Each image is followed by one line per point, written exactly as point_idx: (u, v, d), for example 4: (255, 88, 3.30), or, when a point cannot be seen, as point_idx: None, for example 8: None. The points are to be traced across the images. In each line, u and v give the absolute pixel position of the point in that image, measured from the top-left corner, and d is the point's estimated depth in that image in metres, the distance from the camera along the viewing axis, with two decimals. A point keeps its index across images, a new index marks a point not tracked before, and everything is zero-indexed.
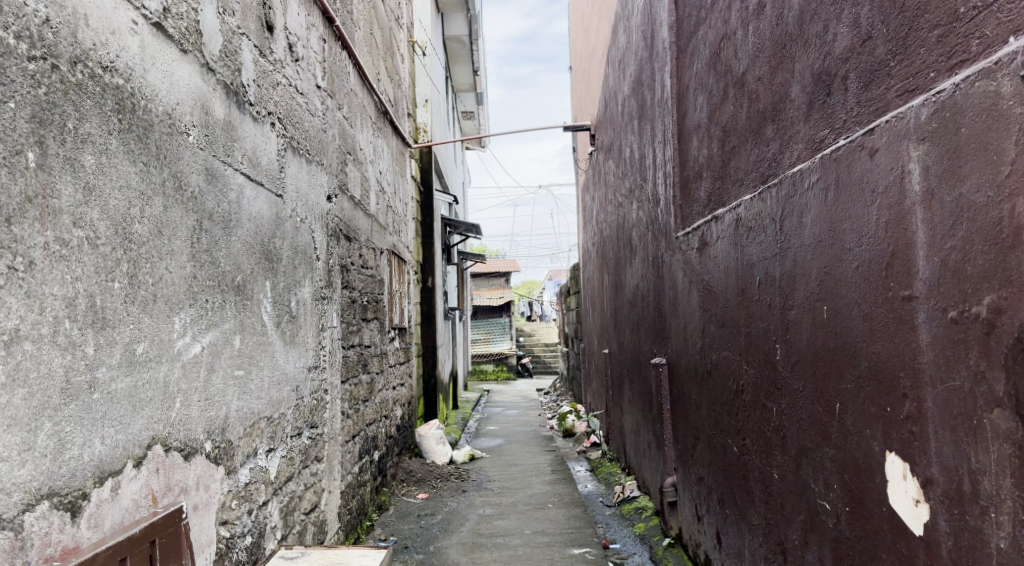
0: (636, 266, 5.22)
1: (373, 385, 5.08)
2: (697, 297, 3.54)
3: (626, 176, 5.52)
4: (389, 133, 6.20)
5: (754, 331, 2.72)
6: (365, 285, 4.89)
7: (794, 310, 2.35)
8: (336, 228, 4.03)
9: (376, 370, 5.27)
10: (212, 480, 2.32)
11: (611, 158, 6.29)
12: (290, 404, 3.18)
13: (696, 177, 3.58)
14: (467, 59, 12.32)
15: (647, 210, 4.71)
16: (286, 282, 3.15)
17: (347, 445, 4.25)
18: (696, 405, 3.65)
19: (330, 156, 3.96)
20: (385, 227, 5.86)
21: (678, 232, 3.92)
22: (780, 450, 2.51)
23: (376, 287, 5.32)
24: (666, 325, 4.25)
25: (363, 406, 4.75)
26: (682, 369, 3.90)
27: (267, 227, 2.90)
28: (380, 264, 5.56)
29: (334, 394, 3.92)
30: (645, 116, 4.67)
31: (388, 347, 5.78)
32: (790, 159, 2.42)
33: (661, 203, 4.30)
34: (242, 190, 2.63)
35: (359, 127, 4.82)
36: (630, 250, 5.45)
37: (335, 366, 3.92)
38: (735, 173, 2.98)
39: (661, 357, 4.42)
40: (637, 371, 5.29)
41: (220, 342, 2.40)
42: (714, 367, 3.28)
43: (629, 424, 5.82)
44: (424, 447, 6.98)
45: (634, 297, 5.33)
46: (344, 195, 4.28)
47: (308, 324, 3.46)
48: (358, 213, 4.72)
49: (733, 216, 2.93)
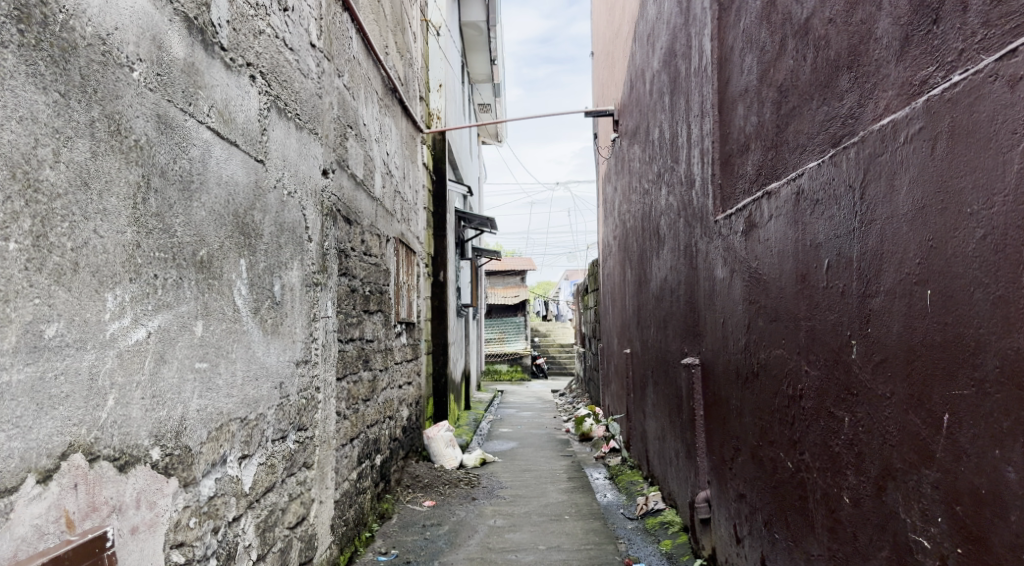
0: (664, 256, 4.77)
1: (374, 383, 4.66)
2: (740, 287, 3.09)
3: (653, 160, 5.07)
4: (398, 114, 5.79)
5: (820, 325, 2.27)
6: (368, 274, 4.48)
7: (879, 296, 1.90)
8: (333, 207, 3.62)
9: (380, 367, 4.85)
10: (160, 494, 1.90)
11: (636, 142, 5.83)
12: (272, 403, 2.76)
13: (742, 150, 3.12)
14: (484, 48, 11.91)
15: (679, 195, 4.26)
16: (268, 262, 2.73)
17: (343, 450, 3.82)
18: (737, 412, 3.20)
19: (327, 126, 3.55)
20: (392, 213, 5.44)
21: (717, 215, 3.47)
22: (854, 469, 2.07)
23: (381, 277, 4.90)
24: (701, 321, 3.80)
25: (364, 406, 4.34)
26: (720, 371, 3.45)
27: (243, 196, 2.49)
28: (386, 252, 5.15)
29: (327, 392, 3.50)
30: (678, 90, 4.22)
31: (394, 342, 5.36)
32: (874, 111, 1.97)
33: (696, 185, 3.85)
34: (209, 148, 2.22)
35: (363, 100, 4.41)
36: (656, 240, 5.00)
37: (330, 361, 3.51)
38: (795, 139, 2.53)
39: (693, 357, 3.97)
40: (663, 372, 4.84)
41: (175, 326, 1.98)
42: (762, 368, 2.83)
43: (653, 430, 5.37)
44: (432, 450, 6.55)
45: (662, 292, 4.88)
46: (343, 172, 3.86)
47: (296, 312, 3.04)
48: (361, 194, 4.31)
49: (793, 188, 2.49)
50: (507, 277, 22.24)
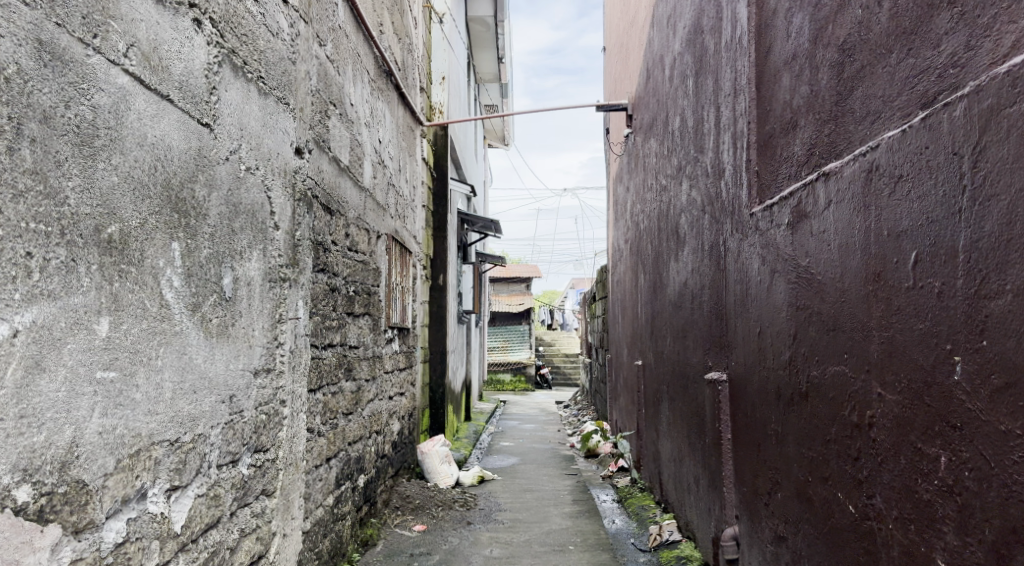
0: (684, 258, 4.27)
1: (359, 395, 4.18)
2: (783, 291, 2.60)
3: (673, 153, 4.58)
4: (395, 101, 5.33)
5: (901, 336, 1.78)
6: (353, 273, 4.01)
7: (1001, 299, 1.41)
8: (308, 192, 3.15)
9: (366, 377, 4.38)
10: (27, 551, 1.42)
11: (653, 136, 5.35)
12: (216, 421, 2.29)
13: (788, 127, 2.64)
14: (491, 45, 11.43)
15: (704, 187, 3.77)
16: (216, 250, 2.26)
17: (317, 472, 3.34)
18: (776, 438, 2.71)
19: (303, 98, 3.08)
20: (385, 208, 4.97)
21: (753, 207, 2.98)
22: (953, 526, 1.58)
23: (370, 277, 4.43)
24: (730, 330, 3.31)
25: (345, 421, 3.86)
26: (754, 389, 2.96)
27: (179, 165, 2.02)
28: (376, 250, 4.68)
29: (297, 407, 3.02)
30: (705, 70, 3.73)
31: (384, 349, 4.89)
32: (992, 51, 1.48)
33: (726, 174, 3.36)
34: (127, 97, 1.75)
35: (351, 78, 3.94)
36: (675, 240, 4.50)
37: (301, 370, 3.04)
38: (864, 106, 2.04)
39: (720, 372, 3.47)
40: (682, 388, 4.34)
41: (60, 322, 1.52)
42: (812, 387, 2.35)
43: (669, 452, 4.88)
44: (426, 467, 6.07)
45: (680, 299, 4.38)
46: (323, 154, 3.40)
47: (255, 310, 2.57)
48: (347, 183, 3.84)
49: (861, 166, 2.00)
50: (512, 284, 21.78)
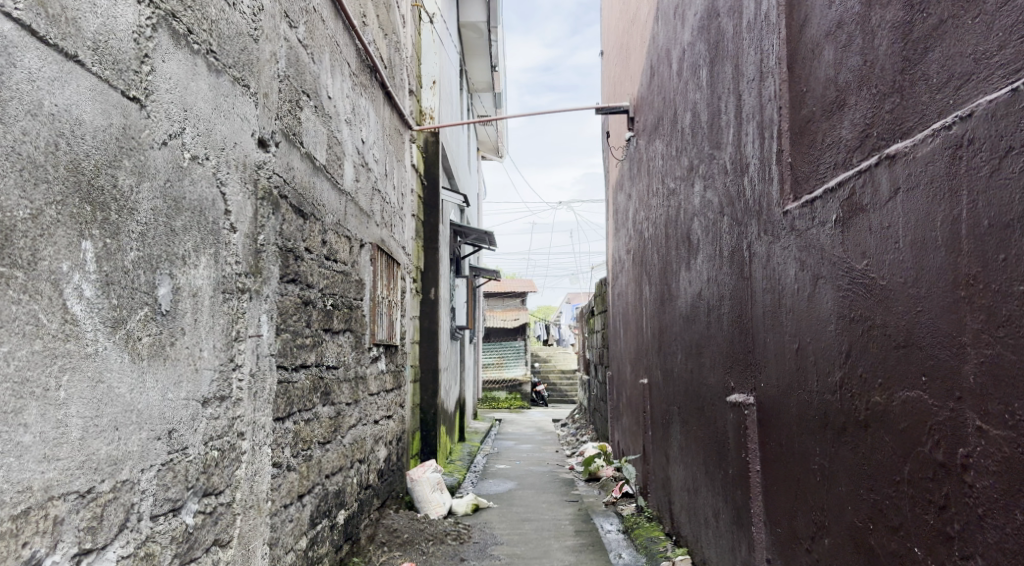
0: (697, 267, 3.88)
1: (339, 420, 3.76)
2: (831, 300, 2.21)
3: (683, 152, 4.20)
4: (382, 101, 4.94)
5: (1012, 355, 1.39)
6: (332, 285, 3.61)
7: None
8: (275, 191, 2.75)
9: (348, 400, 3.96)
10: None
11: (658, 138, 4.97)
12: (149, 463, 1.87)
13: (833, 108, 2.25)
14: (485, 52, 11.09)
15: (722, 187, 3.38)
16: (149, 254, 1.86)
17: (286, 512, 2.92)
18: (823, 473, 2.31)
19: (268, 83, 2.69)
20: (370, 214, 4.57)
21: (787, 204, 2.60)
22: None
23: (352, 290, 4.02)
24: (758, 346, 2.91)
25: (321, 451, 3.43)
26: (793, 414, 2.56)
27: (95, 144, 1.61)
28: (359, 260, 4.27)
29: (260, 439, 2.61)
30: (722, 56, 3.35)
31: (368, 369, 4.47)
32: None
33: (751, 170, 2.97)
34: (11, 51, 1.35)
35: (329, 68, 3.55)
36: (686, 247, 4.11)
37: (265, 397, 2.62)
38: (945, 69, 1.65)
39: (746, 393, 3.08)
40: (697, 410, 3.93)
41: None
42: (874, 416, 1.95)
43: (680, 480, 4.46)
44: (416, 496, 5.63)
45: (694, 312, 3.98)
46: (295, 150, 3.00)
47: (203, 326, 2.16)
48: (324, 184, 3.44)
49: (945, 143, 1.61)
50: (507, 299, 21.39)
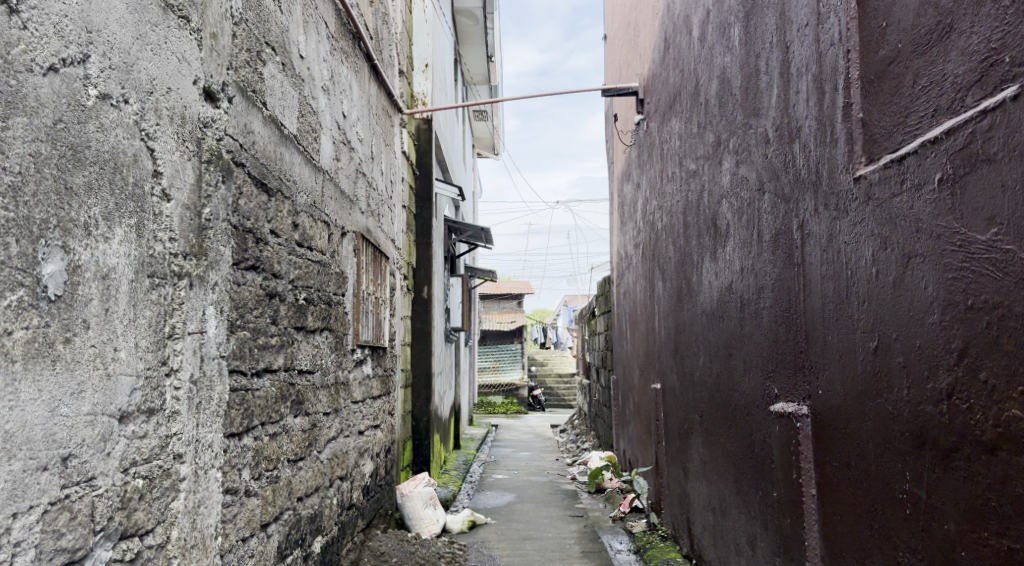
0: (727, 256, 3.39)
1: (315, 433, 3.25)
2: (934, 285, 1.72)
3: (707, 127, 3.71)
4: (368, 76, 4.44)
5: None
6: (306, 277, 3.10)
7: None
8: (228, 155, 2.24)
9: (327, 410, 3.46)
10: None
11: (674, 117, 4.48)
12: (27, 503, 1.36)
13: (930, 39, 1.76)
14: (481, 42, 10.61)
15: (764, 159, 2.89)
16: (25, 217, 1.35)
17: (243, 549, 2.40)
18: (917, 506, 1.82)
19: (217, 21, 2.19)
20: (354, 200, 4.07)
21: (860, 171, 2.11)
22: None
23: (332, 284, 3.52)
24: (815, 345, 2.43)
25: (291, 470, 2.92)
26: (868, 428, 2.07)
27: None
28: (341, 250, 3.76)
29: (207, 460, 2.09)
30: (762, 6, 2.86)
31: (352, 374, 3.96)
32: None
33: (805, 134, 2.48)
34: None
35: (302, 23, 3.05)
36: (713, 234, 3.62)
37: (213, 408, 2.11)
38: None
39: (797, 403, 2.59)
40: (727, 421, 3.44)
41: None
42: (1007, 435, 1.47)
43: (704, 499, 3.96)
44: (406, 512, 5.12)
45: (722, 308, 3.50)
46: (257, 111, 2.50)
47: (117, 318, 1.65)
48: (295, 158, 2.94)
49: None
50: (503, 301, 20.90)
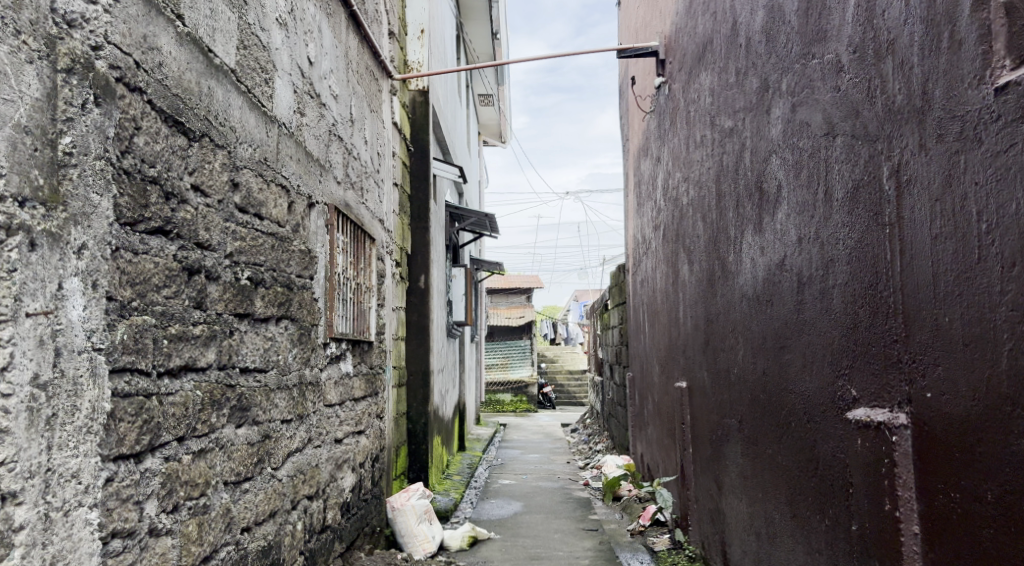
0: (778, 224, 2.75)
1: (269, 446, 2.63)
2: None
3: (750, 70, 3.06)
4: (345, 25, 3.81)
5: None
6: (252, 252, 2.48)
7: None
8: (111, 71, 1.63)
9: (288, 417, 2.83)
10: None
11: (704, 70, 3.83)
12: None
13: None
14: (484, 17, 9.97)
15: (835, 94, 2.24)
16: None
17: None
18: None
19: None
20: (327, 167, 3.44)
21: (1004, 78, 1.46)
22: None
23: (293, 264, 2.90)
24: (920, 332, 1.79)
25: (231, 495, 2.31)
26: (1022, 450, 1.43)
27: None
28: (309, 224, 3.14)
29: (72, 497, 1.47)
30: None
31: (325, 373, 3.34)
32: None
33: (903, 45, 1.83)
34: None
35: None
36: (757, 200, 2.98)
37: (80, 423, 1.49)
38: None
39: (888, 411, 1.95)
40: (778, 428, 2.80)
41: None
42: None
43: (743, 520, 3.33)
44: (397, 529, 4.55)
45: (770, 291, 2.86)
46: (164, 22, 1.88)
47: None
48: (234, 99, 2.32)
49: None
50: (511, 296, 20.30)
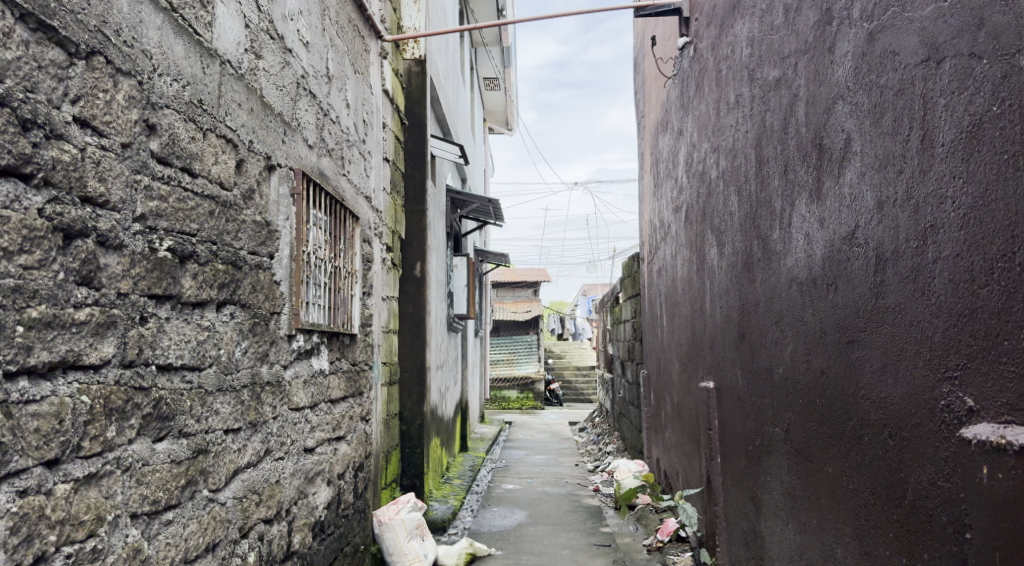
0: (847, 189, 2.19)
1: (205, 463, 2.10)
2: None
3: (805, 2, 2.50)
4: None
5: None
6: (179, 216, 1.94)
7: None
8: None
9: (234, 426, 2.29)
10: None
11: (741, 17, 3.26)
12: None
13: None
14: None
15: (940, 4, 1.69)
16: None
17: None
18: None
19: None
20: (295, 126, 2.90)
21: None
22: None
23: (243, 238, 2.36)
24: None
25: (145, 529, 1.78)
26: None
27: None
28: (268, 192, 2.60)
29: None
30: None
31: (290, 371, 2.81)
32: None
33: None
34: None
35: None
36: (816, 161, 2.43)
37: None
38: None
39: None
40: (844, 441, 2.25)
41: None
42: None
43: (790, 548, 2.77)
44: (385, 547, 4.02)
45: (832, 273, 2.31)
46: None
47: None
48: (145, 14, 1.78)
49: None
50: (517, 290, 19.76)
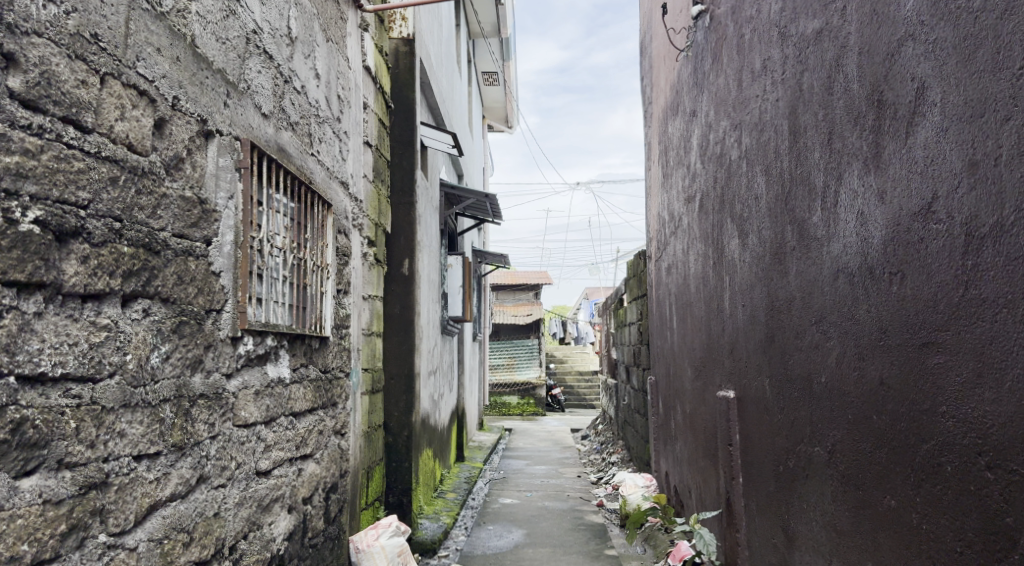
0: (919, 151, 1.74)
1: (105, 496, 1.65)
2: None
3: None
4: None
5: None
6: (59, 179, 1.49)
7: None
8: None
9: (151, 450, 1.83)
10: None
11: None
12: None
13: None
14: None
15: None
16: None
17: None
18: None
19: None
20: (244, 90, 2.44)
21: None
22: None
23: (164, 216, 1.90)
24: None
25: None
26: None
27: None
28: (204, 164, 2.14)
29: None
30: None
31: (235, 380, 2.35)
32: None
33: None
34: None
35: None
36: (874, 122, 1.97)
37: None
38: None
39: None
40: (914, 471, 1.79)
41: None
42: None
43: None
44: None
45: (896, 261, 1.86)
46: None
47: None
48: None
49: None
50: (518, 293, 19.30)
